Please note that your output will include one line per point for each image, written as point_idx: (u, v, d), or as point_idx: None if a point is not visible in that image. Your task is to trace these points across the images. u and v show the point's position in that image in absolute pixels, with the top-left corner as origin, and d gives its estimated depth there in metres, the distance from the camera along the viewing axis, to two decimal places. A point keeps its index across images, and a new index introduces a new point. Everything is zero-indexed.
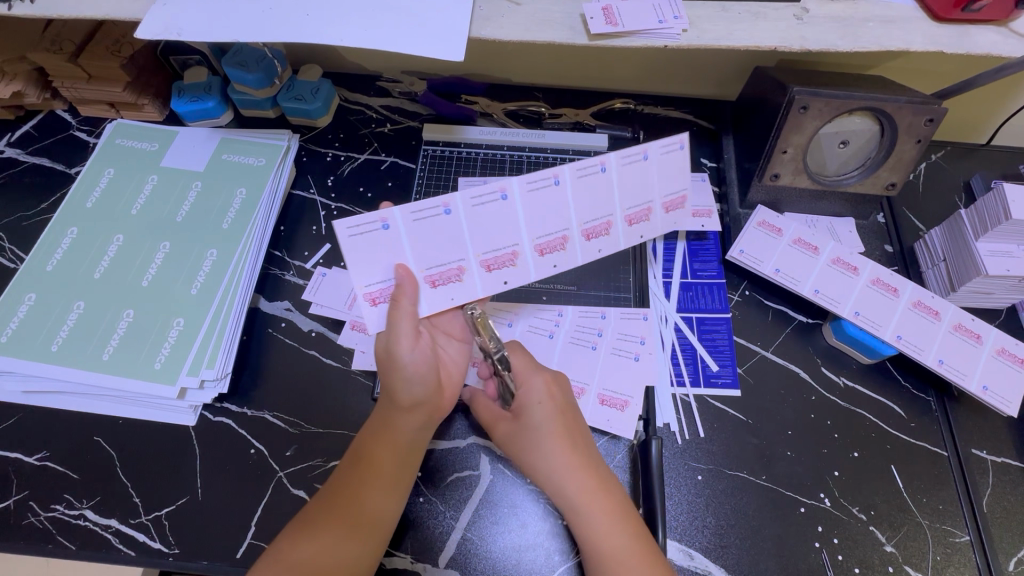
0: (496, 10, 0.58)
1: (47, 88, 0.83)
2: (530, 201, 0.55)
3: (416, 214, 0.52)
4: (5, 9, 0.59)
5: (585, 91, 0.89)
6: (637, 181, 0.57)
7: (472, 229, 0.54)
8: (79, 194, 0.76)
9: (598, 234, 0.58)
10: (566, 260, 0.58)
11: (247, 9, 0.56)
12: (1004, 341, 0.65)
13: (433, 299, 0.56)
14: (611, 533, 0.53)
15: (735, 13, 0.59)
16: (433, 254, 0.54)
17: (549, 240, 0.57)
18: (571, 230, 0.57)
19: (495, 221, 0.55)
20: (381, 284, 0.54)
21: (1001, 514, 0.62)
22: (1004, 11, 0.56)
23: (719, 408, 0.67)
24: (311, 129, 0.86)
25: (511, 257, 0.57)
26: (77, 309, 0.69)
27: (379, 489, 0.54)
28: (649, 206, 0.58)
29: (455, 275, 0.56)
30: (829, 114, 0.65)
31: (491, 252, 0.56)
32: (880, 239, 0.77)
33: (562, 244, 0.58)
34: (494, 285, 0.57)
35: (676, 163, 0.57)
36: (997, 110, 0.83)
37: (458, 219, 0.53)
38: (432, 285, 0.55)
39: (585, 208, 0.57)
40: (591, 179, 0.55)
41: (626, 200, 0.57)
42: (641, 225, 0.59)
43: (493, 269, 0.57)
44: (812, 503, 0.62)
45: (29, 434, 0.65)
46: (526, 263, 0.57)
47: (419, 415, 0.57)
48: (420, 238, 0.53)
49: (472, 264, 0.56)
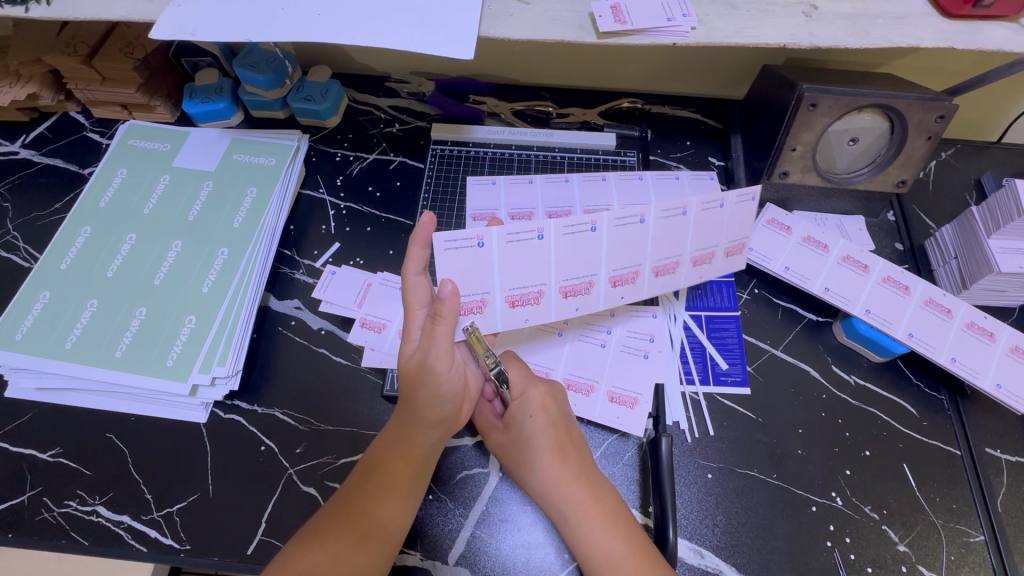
0: (505, 9, 0.59)
1: (62, 90, 0.85)
2: (615, 234, 0.58)
3: (512, 237, 0.55)
4: (22, 12, 0.60)
5: (592, 90, 0.90)
6: (711, 229, 0.61)
7: (559, 256, 0.57)
8: (92, 195, 0.77)
9: (667, 272, 0.61)
10: (633, 293, 0.61)
11: (259, 10, 0.57)
12: (1017, 339, 0.64)
13: (509, 318, 0.57)
14: (605, 543, 0.53)
15: (744, 11, 0.59)
16: (520, 275, 0.56)
17: (622, 273, 0.60)
18: (644, 265, 0.60)
19: (579, 250, 0.57)
20: (466, 297, 0.55)
21: (1014, 513, 0.61)
22: (1015, 7, 0.56)
23: (729, 406, 0.67)
24: (321, 129, 0.86)
25: (587, 286, 0.59)
26: (90, 308, 0.69)
27: (393, 498, 0.55)
28: (713, 250, 0.62)
29: (533, 298, 0.58)
30: (838, 111, 0.65)
31: (570, 282, 0.58)
32: (890, 237, 0.77)
33: (632, 278, 0.60)
34: (567, 311, 0.59)
35: (744, 216, 0.63)
36: (1009, 105, 0.82)
37: (548, 245, 0.56)
38: (510, 305, 0.57)
39: (662, 249, 0.60)
40: (671, 220, 0.59)
41: (698, 242, 0.61)
42: (705, 266, 0.63)
43: (569, 296, 0.59)
44: (824, 501, 0.62)
45: (43, 430, 0.66)
46: (598, 293, 0.60)
47: (440, 429, 0.56)
48: (511, 261, 0.55)
49: (552, 288, 0.58)
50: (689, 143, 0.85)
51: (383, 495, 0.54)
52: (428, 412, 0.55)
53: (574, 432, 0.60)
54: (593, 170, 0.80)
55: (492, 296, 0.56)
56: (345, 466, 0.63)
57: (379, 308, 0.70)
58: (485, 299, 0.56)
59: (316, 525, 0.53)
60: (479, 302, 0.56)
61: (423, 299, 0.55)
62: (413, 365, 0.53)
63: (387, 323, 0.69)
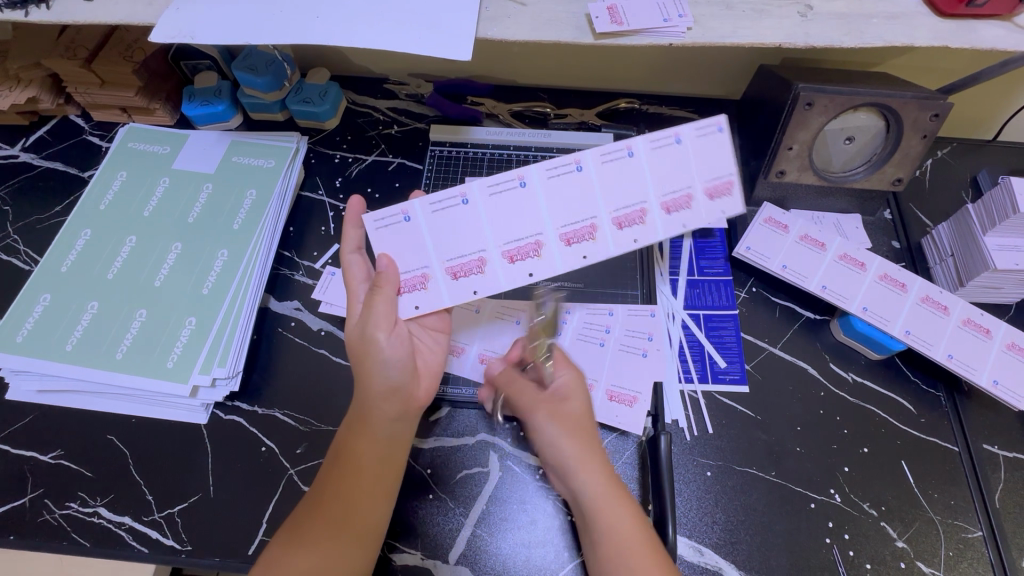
0: (503, 11, 0.59)
1: (61, 94, 0.85)
2: (551, 190, 0.55)
3: (437, 204, 0.55)
4: (22, 16, 0.60)
5: (589, 91, 0.90)
6: (672, 172, 0.55)
7: (492, 220, 0.55)
8: (92, 197, 0.77)
9: (633, 223, 0.55)
10: (596, 250, 0.55)
11: (257, 13, 0.57)
12: (1014, 336, 0.65)
13: (455, 291, 0.55)
14: (625, 533, 0.50)
15: (739, 11, 0.59)
16: (455, 245, 0.55)
17: (575, 229, 0.55)
18: (600, 217, 0.55)
19: (516, 212, 0.55)
20: (407, 273, 0.55)
21: (1013, 509, 0.62)
22: (1008, 6, 0.57)
23: (727, 404, 0.67)
24: (320, 131, 0.87)
25: (534, 247, 0.55)
26: (91, 310, 0.70)
27: (366, 485, 0.54)
28: (687, 193, 0.55)
29: (477, 267, 0.55)
30: (834, 110, 0.65)
31: (514, 244, 0.55)
32: (887, 235, 0.77)
33: (590, 234, 0.55)
34: (518, 277, 0.55)
35: (715, 146, 0.55)
36: (1006, 102, 0.82)
37: (476, 210, 0.55)
38: (453, 277, 0.55)
39: (618, 198, 0.55)
40: (617, 163, 0.54)
41: (662, 185, 0.55)
42: (683, 212, 0.55)
43: (515, 260, 0.55)
44: (823, 498, 0.62)
45: (44, 432, 0.66)
46: (551, 254, 0.55)
47: (395, 402, 0.57)
48: (442, 229, 0.55)
49: (494, 255, 0.55)
50: None
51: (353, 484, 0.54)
52: (376, 388, 0.56)
53: (590, 424, 0.58)
54: None
55: (432, 270, 0.55)
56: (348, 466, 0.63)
57: None
58: (425, 274, 0.55)
59: (295, 525, 0.52)
60: (420, 278, 0.56)
61: (362, 276, 0.60)
62: (356, 337, 0.56)
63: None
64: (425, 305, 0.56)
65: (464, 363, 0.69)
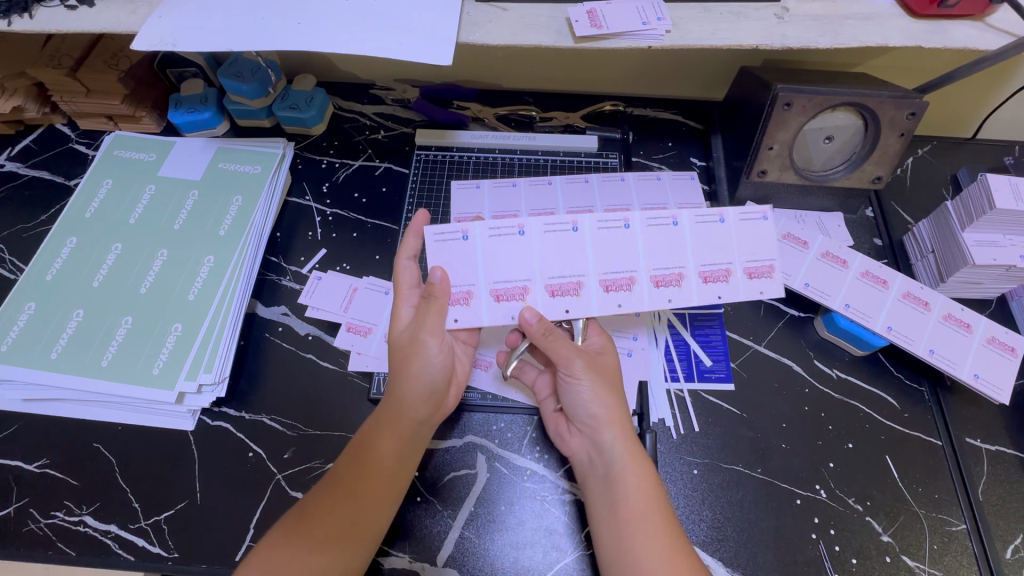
0: (483, 16, 0.60)
1: (47, 102, 0.85)
2: (598, 237, 0.59)
3: (496, 232, 0.59)
4: (4, 25, 0.60)
5: (574, 94, 0.91)
6: (714, 246, 0.60)
7: (541, 253, 0.59)
8: (78, 205, 0.78)
9: (667, 283, 0.60)
10: (630, 301, 0.59)
11: (240, 20, 0.58)
12: (993, 329, 0.66)
13: (495, 312, 0.58)
14: (641, 497, 0.54)
15: (717, 14, 0.60)
16: (504, 270, 0.59)
17: (616, 278, 0.59)
18: (640, 272, 0.60)
19: (565, 251, 0.59)
20: (455, 286, 0.58)
21: (996, 502, 0.62)
22: (979, 7, 0.58)
23: (714, 402, 0.67)
24: (306, 137, 0.87)
25: (575, 287, 0.59)
26: (76, 317, 0.69)
27: (379, 485, 0.55)
28: (727, 267, 0.60)
29: (517, 293, 0.59)
30: (813, 110, 0.66)
31: (558, 279, 0.59)
32: (869, 232, 0.78)
33: (627, 285, 0.60)
34: (556, 311, 0.59)
35: (754, 229, 0.60)
36: (984, 99, 0.84)
37: (529, 241, 0.59)
38: (495, 299, 0.59)
39: (661, 260, 0.60)
40: (662, 228, 0.60)
41: (702, 256, 0.60)
42: (716, 284, 0.60)
43: (556, 294, 0.59)
44: (808, 494, 0.62)
45: (28, 441, 0.66)
46: (588, 296, 0.59)
47: (426, 406, 0.58)
48: (498, 254, 0.59)
49: (538, 286, 0.59)
50: (671, 143, 0.86)
51: (367, 485, 0.54)
52: (410, 392, 0.57)
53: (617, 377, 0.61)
54: (576, 172, 0.81)
55: (477, 288, 0.59)
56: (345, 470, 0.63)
57: (367, 313, 0.71)
58: (470, 291, 0.58)
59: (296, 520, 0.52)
60: (465, 293, 0.58)
61: (412, 281, 0.62)
62: (404, 336, 0.59)
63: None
64: (465, 321, 0.58)
65: (493, 378, 0.68)
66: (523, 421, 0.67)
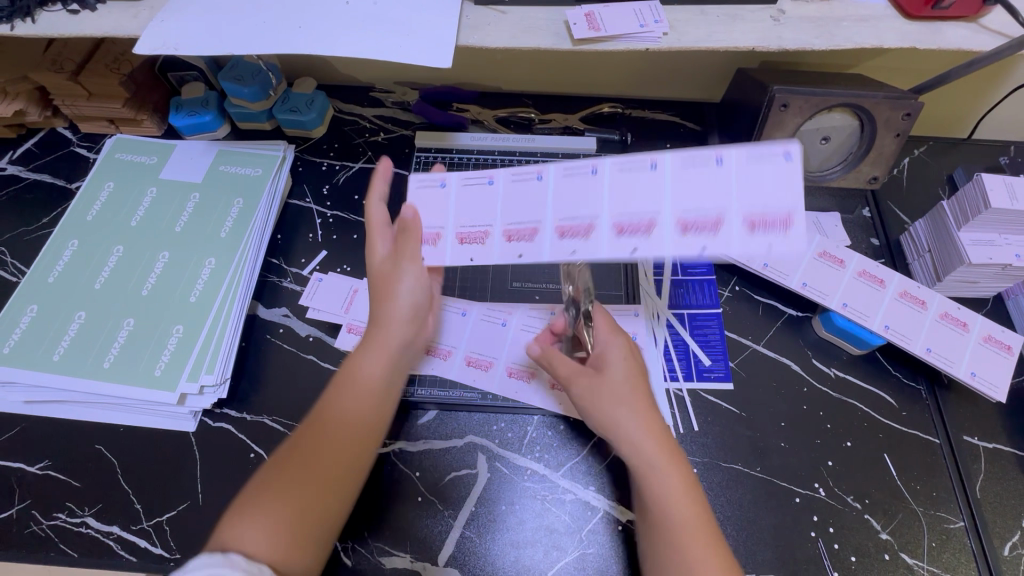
0: (482, 20, 0.61)
1: (48, 106, 0.85)
2: (566, 183, 0.52)
3: (469, 180, 0.55)
4: (7, 30, 0.61)
5: (573, 97, 0.92)
6: (700, 194, 0.48)
7: (506, 201, 0.54)
8: (80, 208, 0.78)
9: (636, 232, 0.49)
10: (586, 250, 0.50)
11: (241, 24, 0.58)
12: (989, 328, 0.66)
13: (454, 253, 0.54)
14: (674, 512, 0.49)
15: (714, 16, 0.61)
16: (470, 213, 0.54)
17: (574, 224, 0.51)
18: (603, 219, 0.50)
19: (530, 198, 0.53)
20: (428, 227, 0.55)
21: (993, 499, 0.63)
22: (973, 8, 0.58)
23: (713, 402, 0.68)
24: (306, 140, 0.88)
25: (532, 232, 0.52)
26: (78, 320, 0.70)
27: (364, 408, 0.54)
28: (718, 216, 0.47)
29: (479, 239, 0.54)
30: (809, 111, 0.67)
31: (515, 223, 0.52)
32: (866, 232, 0.78)
33: (586, 232, 0.50)
34: (509, 257, 0.52)
35: (763, 170, 0.47)
36: (979, 100, 0.85)
37: (496, 191, 0.54)
38: (459, 242, 0.54)
39: (626, 204, 0.50)
40: (637, 175, 0.50)
41: (686, 203, 0.48)
42: (700, 234, 0.48)
43: (511, 240, 0.52)
44: (807, 493, 0.63)
45: (30, 443, 0.66)
46: (543, 243, 0.51)
47: (410, 327, 0.58)
48: (466, 203, 0.55)
49: (497, 230, 0.53)
50: (669, 145, 0.87)
51: (347, 435, 0.52)
52: (392, 337, 0.56)
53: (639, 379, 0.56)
54: None
55: (445, 231, 0.55)
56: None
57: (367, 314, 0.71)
58: (438, 232, 0.55)
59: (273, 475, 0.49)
60: (432, 234, 0.55)
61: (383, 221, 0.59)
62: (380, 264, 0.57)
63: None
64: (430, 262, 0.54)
65: (492, 379, 0.68)
66: (524, 421, 0.67)
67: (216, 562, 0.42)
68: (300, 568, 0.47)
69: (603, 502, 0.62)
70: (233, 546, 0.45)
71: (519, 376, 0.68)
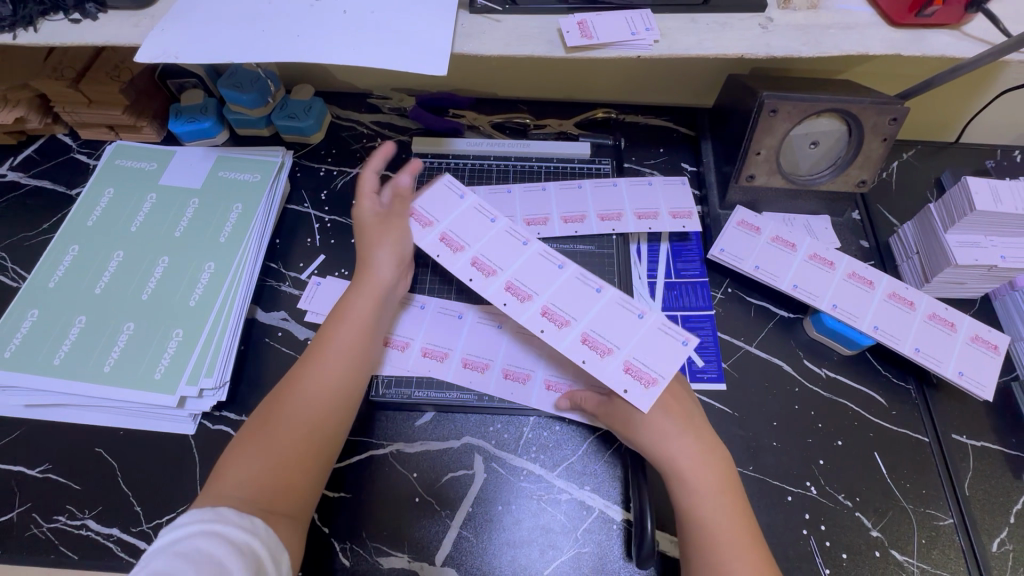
0: (477, 28, 0.62)
1: (49, 113, 0.86)
2: (537, 260, 0.62)
3: (482, 207, 0.65)
4: (10, 39, 0.62)
5: (567, 102, 0.93)
6: (615, 329, 0.59)
7: (490, 241, 0.63)
8: (80, 214, 0.79)
9: (552, 321, 0.59)
10: (512, 309, 0.60)
11: (240, 33, 0.59)
12: (976, 328, 0.67)
13: (429, 244, 0.63)
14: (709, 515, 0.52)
15: (703, 24, 0.62)
16: (463, 227, 0.64)
17: (520, 287, 0.61)
18: (540, 298, 0.60)
19: (505, 250, 0.63)
20: (426, 211, 0.65)
21: (981, 496, 0.64)
22: (955, 16, 0.60)
23: (706, 402, 0.69)
24: (304, 146, 0.89)
25: (490, 271, 0.61)
26: (79, 324, 0.71)
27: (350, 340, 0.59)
28: (612, 348, 0.58)
29: (454, 248, 0.63)
30: (798, 117, 0.68)
31: (486, 257, 0.62)
32: (856, 235, 0.80)
33: (523, 298, 0.60)
34: (462, 274, 0.61)
35: (664, 345, 0.58)
36: (965, 105, 0.86)
37: (492, 227, 0.64)
38: (439, 240, 0.63)
39: (563, 300, 0.60)
40: (583, 288, 0.61)
41: (600, 327, 0.59)
42: (591, 351, 0.58)
43: (473, 265, 0.62)
44: (799, 491, 0.64)
45: (31, 446, 0.67)
46: (491, 285, 0.61)
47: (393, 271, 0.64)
48: (466, 218, 0.65)
49: (470, 252, 0.62)
50: (663, 149, 0.88)
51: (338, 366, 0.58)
52: (377, 282, 0.63)
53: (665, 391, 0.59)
54: (570, 178, 0.83)
55: (437, 226, 0.64)
56: (346, 474, 0.64)
57: None
58: (432, 222, 0.65)
59: (252, 431, 0.53)
60: (426, 221, 0.65)
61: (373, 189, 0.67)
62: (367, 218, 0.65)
63: (409, 341, 0.70)
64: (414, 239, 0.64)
65: (488, 381, 0.68)
66: (520, 422, 0.68)
67: (207, 518, 0.45)
68: (293, 505, 0.50)
69: (598, 501, 0.63)
70: (229, 483, 0.49)
71: (515, 378, 0.69)
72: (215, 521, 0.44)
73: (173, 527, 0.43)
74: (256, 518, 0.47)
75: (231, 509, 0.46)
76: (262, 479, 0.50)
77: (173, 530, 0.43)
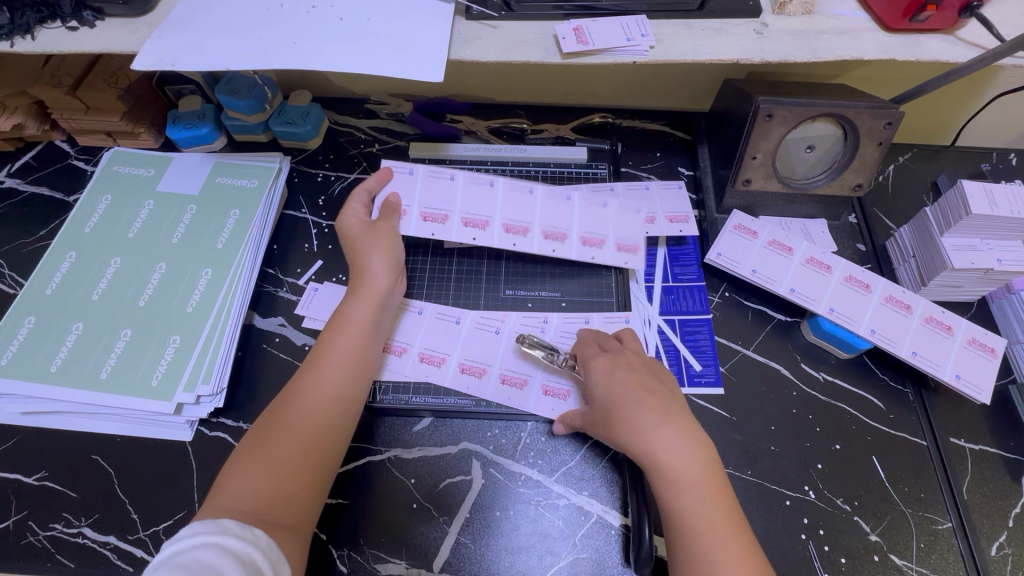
0: (473, 35, 0.62)
1: (47, 120, 0.86)
2: (510, 195, 0.74)
3: (433, 173, 0.73)
4: (7, 47, 0.62)
5: (565, 107, 0.94)
6: (596, 222, 0.74)
7: (464, 198, 0.73)
8: (78, 220, 0.79)
9: (553, 238, 0.73)
10: (523, 244, 0.72)
11: (237, 40, 0.59)
12: (973, 331, 0.68)
13: (420, 227, 0.71)
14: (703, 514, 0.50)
15: (699, 29, 0.62)
16: (435, 199, 0.72)
17: (514, 224, 0.73)
18: (533, 225, 0.73)
19: (481, 200, 0.73)
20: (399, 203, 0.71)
21: (980, 500, 0.63)
22: (949, 21, 0.60)
23: (703, 406, 0.69)
24: (302, 152, 0.89)
25: (483, 223, 0.72)
26: (75, 331, 0.70)
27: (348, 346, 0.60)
28: (603, 238, 0.74)
29: (440, 219, 0.72)
30: (793, 121, 0.68)
31: (472, 214, 0.72)
32: (852, 238, 0.80)
33: (522, 232, 0.73)
34: (464, 237, 0.71)
35: (632, 219, 0.75)
36: (961, 108, 0.87)
37: (457, 186, 0.73)
38: (422, 219, 0.71)
39: (552, 220, 0.74)
40: (556, 201, 0.74)
41: (585, 226, 0.74)
42: (593, 249, 0.73)
43: (468, 225, 0.72)
44: (797, 495, 0.63)
45: (28, 454, 0.66)
46: (492, 232, 0.72)
47: (389, 276, 0.65)
48: (430, 189, 0.73)
49: (455, 216, 0.72)
50: (660, 153, 0.88)
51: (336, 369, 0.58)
52: (374, 286, 0.64)
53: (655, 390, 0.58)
54: (567, 183, 0.83)
55: (411, 209, 0.71)
56: (343, 479, 0.64)
57: None
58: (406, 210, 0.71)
59: (254, 440, 0.53)
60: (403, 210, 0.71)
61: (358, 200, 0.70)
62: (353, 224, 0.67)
63: (408, 347, 0.70)
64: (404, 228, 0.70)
65: (486, 387, 0.69)
66: (518, 427, 0.68)
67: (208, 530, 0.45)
68: (291, 515, 0.50)
69: (596, 507, 0.63)
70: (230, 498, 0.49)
71: (512, 383, 0.69)
72: (217, 534, 0.44)
73: (175, 539, 0.44)
74: (258, 530, 0.47)
75: (232, 520, 0.46)
76: (267, 489, 0.50)
77: (176, 541, 0.43)
